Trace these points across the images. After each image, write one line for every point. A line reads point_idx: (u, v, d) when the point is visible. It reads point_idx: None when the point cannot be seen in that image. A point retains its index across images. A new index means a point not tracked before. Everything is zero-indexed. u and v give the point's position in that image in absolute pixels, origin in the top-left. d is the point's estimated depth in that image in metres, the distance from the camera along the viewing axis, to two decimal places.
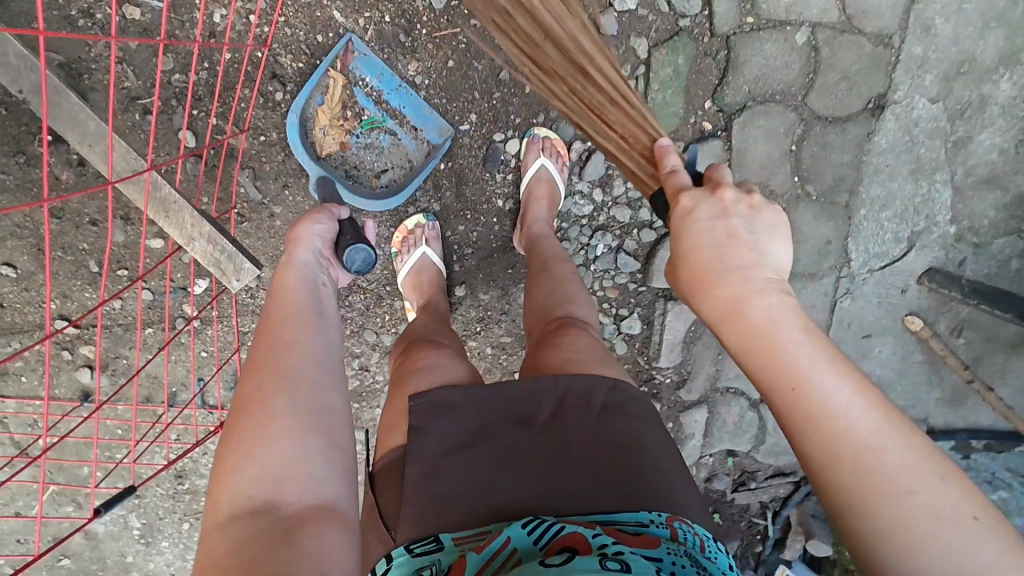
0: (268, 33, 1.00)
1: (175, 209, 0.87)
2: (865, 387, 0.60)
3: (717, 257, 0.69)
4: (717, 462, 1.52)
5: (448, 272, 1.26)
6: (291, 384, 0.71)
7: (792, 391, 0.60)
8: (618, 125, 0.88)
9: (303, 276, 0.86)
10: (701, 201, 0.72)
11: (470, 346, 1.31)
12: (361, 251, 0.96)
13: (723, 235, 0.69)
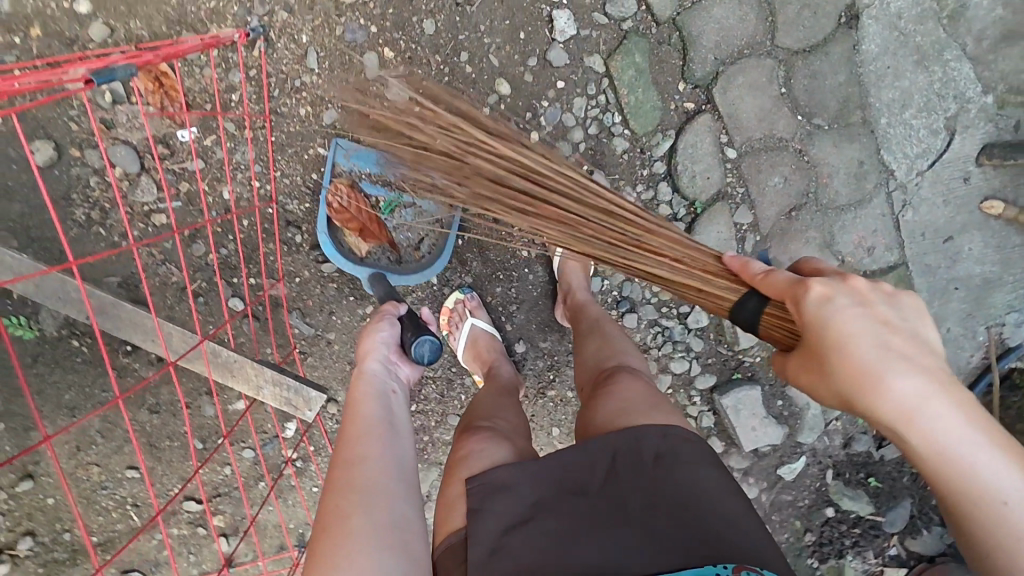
0: (274, 187, 1.09)
1: (239, 367, 0.95)
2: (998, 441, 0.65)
3: (879, 343, 0.68)
4: (847, 423, 1.41)
5: (503, 334, 1.28)
6: (366, 504, 0.73)
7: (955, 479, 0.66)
8: (667, 250, 0.89)
9: (374, 388, 0.89)
10: (836, 287, 0.71)
11: (551, 394, 1.32)
12: (427, 342, 0.95)
13: (880, 325, 0.69)
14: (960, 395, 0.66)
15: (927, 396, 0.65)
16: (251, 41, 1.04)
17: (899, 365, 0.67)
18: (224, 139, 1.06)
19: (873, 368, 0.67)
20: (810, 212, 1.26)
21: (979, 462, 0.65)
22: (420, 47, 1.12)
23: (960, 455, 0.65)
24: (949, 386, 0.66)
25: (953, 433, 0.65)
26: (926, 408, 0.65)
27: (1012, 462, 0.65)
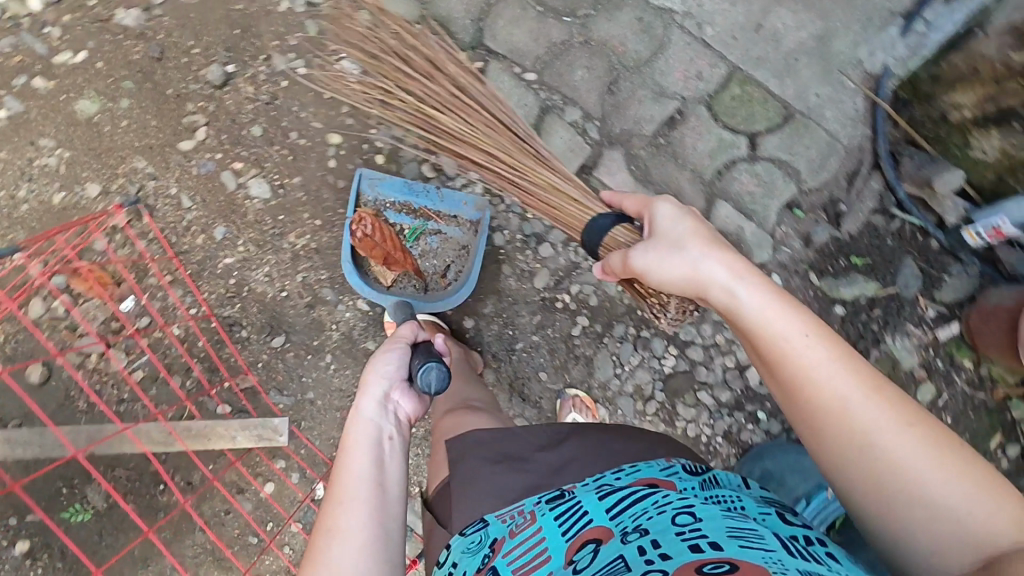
0: (207, 306, 1.33)
1: (208, 431, 1.29)
2: (807, 318, 0.79)
3: (703, 244, 0.90)
4: (793, 225, 1.44)
5: (447, 319, 1.43)
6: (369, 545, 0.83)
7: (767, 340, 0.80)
8: (554, 176, 1.20)
9: (367, 437, 0.91)
10: (681, 216, 0.96)
11: (520, 346, 1.44)
12: (433, 368, 1.01)
13: (706, 237, 0.91)
14: (771, 289, 0.82)
15: (736, 280, 0.84)
16: (135, 214, 1.32)
17: (715, 253, 0.88)
18: (153, 292, 1.31)
19: (694, 261, 0.89)
20: (626, 78, 1.39)
21: (792, 340, 0.77)
22: (258, 148, 1.37)
23: (766, 326, 0.80)
24: (752, 275, 0.84)
25: (763, 309, 0.81)
26: (740, 290, 0.83)
27: (828, 346, 0.76)
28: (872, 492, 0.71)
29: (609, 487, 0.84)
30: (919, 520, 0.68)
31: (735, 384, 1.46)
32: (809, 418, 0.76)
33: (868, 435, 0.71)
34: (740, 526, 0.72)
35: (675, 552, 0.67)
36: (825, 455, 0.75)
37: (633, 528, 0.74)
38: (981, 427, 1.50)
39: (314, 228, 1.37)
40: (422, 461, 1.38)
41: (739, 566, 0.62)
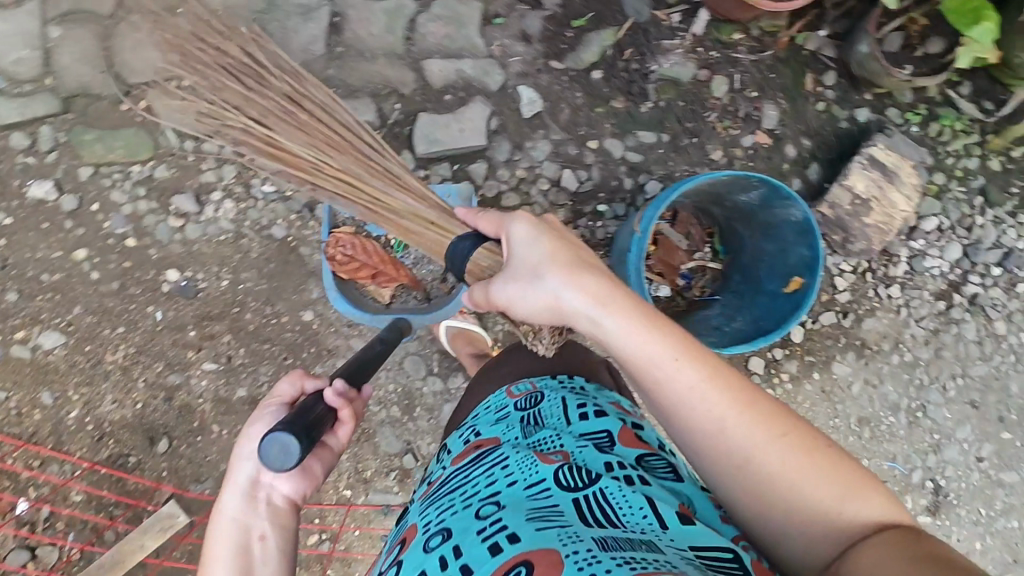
0: (85, 460, 1.36)
1: (116, 556, 1.29)
2: (678, 342, 0.78)
3: (570, 267, 0.83)
4: (504, 35, 1.41)
5: (289, 327, 1.41)
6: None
7: (637, 364, 0.79)
8: (405, 199, 1.06)
9: (227, 538, 0.81)
10: (540, 234, 0.87)
11: None
12: (279, 443, 0.75)
13: (571, 258, 0.84)
14: (638, 312, 0.80)
15: (600, 308, 0.80)
16: None
17: (574, 279, 0.81)
18: (35, 484, 1.34)
19: (553, 294, 0.82)
20: (269, 18, 1.34)
21: (662, 364, 0.78)
22: (26, 308, 1.36)
23: (639, 352, 0.78)
24: (611, 297, 0.80)
25: (625, 338, 0.79)
26: (606, 318, 0.80)
27: (699, 367, 0.77)
28: (752, 501, 0.74)
29: (433, 491, 0.81)
30: (783, 515, 0.72)
31: (562, 198, 1.42)
32: (691, 434, 0.77)
33: (746, 450, 0.74)
34: (543, 503, 0.68)
35: (477, 562, 0.63)
36: (707, 465, 0.77)
37: (436, 532, 0.70)
38: (787, 80, 1.43)
39: (123, 335, 1.38)
40: (356, 449, 1.41)
41: (536, 567, 0.59)
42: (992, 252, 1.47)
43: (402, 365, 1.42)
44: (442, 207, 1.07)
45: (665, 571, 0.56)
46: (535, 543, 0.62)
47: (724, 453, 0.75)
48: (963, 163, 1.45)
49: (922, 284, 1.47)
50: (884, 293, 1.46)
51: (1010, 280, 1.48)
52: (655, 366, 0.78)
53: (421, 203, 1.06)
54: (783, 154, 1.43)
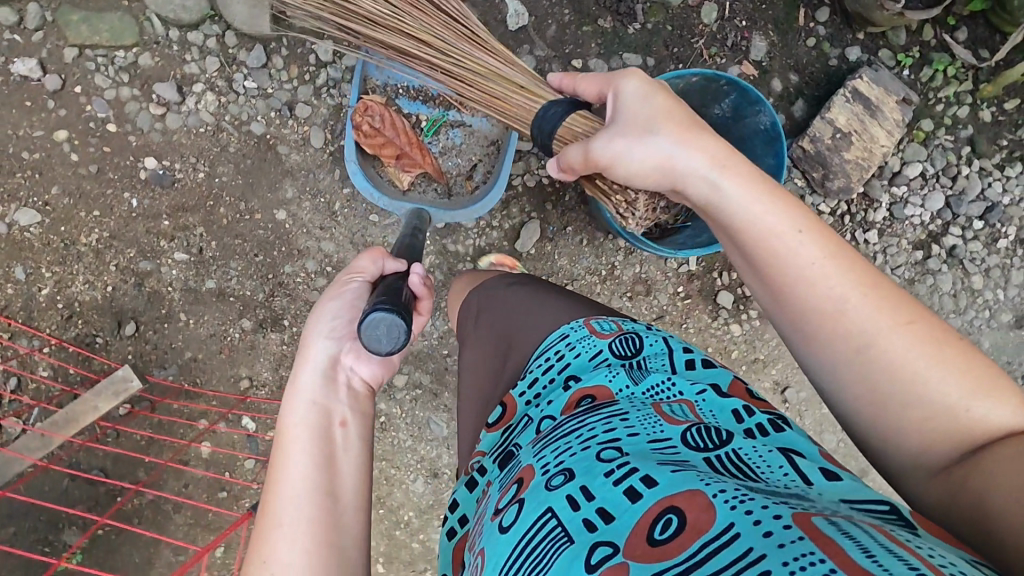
0: (54, 336, 1.38)
1: (71, 413, 1.31)
2: (800, 214, 0.72)
3: (681, 130, 0.82)
4: None
5: (261, 223, 1.41)
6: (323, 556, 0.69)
7: (742, 227, 0.73)
8: (482, 65, 1.10)
9: (306, 416, 0.76)
10: (652, 95, 0.87)
11: (339, 206, 1.42)
12: (379, 319, 0.73)
13: (686, 122, 0.83)
14: (756, 182, 0.75)
15: (718, 170, 0.77)
16: None
17: (691, 142, 0.80)
18: (4, 357, 1.38)
19: (664, 154, 0.82)
20: None
21: (778, 234, 0.71)
22: (5, 184, 1.38)
23: (756, 220, 0.72)
24: (731, 161, 0.77)
25: (734, 202, 0.75)
26: (723, 181, 0.76)
27: (818, 242, 0.69)
28: (863, 397, 0.66)
29: (544, 434, 0.75)
30: (902, 411, 0.63)
31: None
32: (798, 322, 0.70)
33: (864, 338, 0.65)
34: (671, 453, 0.64)
35: (617, 510, 0.59)
36: (815, 356, 0.69)
37: (557, 473, 0.66)
38: (780, 11, 1.37)
39: (99, 218, 1.40)
40: None
41: (685, 514, 0.55)
42: (976, 205, 1.43)
43: None
44: (523, 74, 1.10)
45: (823, 518, 0.52)
46: (678, 488, 0.57)
47: (837, 334, 0.67)
48: (952, 111, 1.41)
49: (902, 232, 1.44)
50: (861, 238, 1.43)
51: (991, 235, 1.44)
52: (770, 236, 0.71)
53: (499, 69, 1.10)
54: (770, 87, 1.39)
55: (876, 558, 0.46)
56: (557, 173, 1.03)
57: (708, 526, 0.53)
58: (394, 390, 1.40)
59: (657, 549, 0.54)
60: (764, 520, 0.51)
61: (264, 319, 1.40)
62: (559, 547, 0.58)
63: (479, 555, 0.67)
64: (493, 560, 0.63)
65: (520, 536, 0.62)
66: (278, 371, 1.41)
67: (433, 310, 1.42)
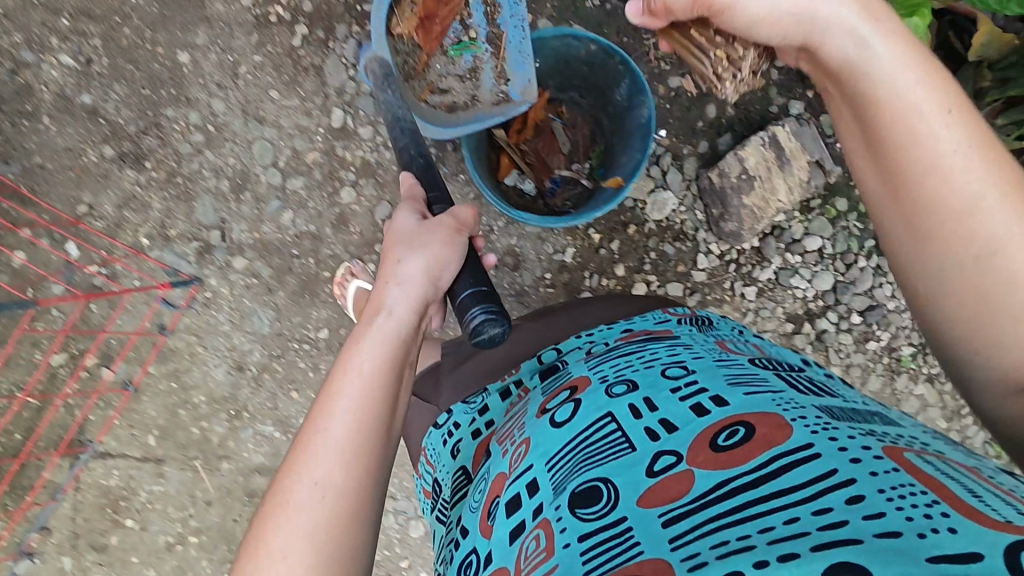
0: None
1: None
2: (951, 94, 0.59)
3: None
4: None
5: (160, 58, 1.33)
6: (337, 543, 0.60)
7: (876, 107, 0.61)
8: None
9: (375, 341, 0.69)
10: None
11: (244, 70, 1.35)
12: (489, 327, 0.76)
13: None
14: (913, 53, 0.61)
15: (869, 24, 0.62)
16: None
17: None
18: None
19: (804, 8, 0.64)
20: None
21: (919, 112, 0.59)
22: None
23: (903, 96, 0.59)
24: (883, 16, 0.63)
25: (882, 70, 0.61)
26: (874, 39, 0.61)
27: (966, 125, 0.58)
28: (966, 305, 0.59)
29: (601, 356, 0.85)
30: (1008, 323, 0.57)
31: None
32: (910, 221, 0.61)
33: (991, 240, 0.57)
34: (739, 373, 0.68)
35: (681, 422, 0.62)
36: (923, 256, 0.61)
37: (618, 383, 0.72)
38: None
39: None
40: (172, 203, 1.34)
41: (756, 428, 0.56)
42: (860, 299, 1.41)
43: (249, 146, 1.35)
44: None
45: (915, 456, 0.51)
46: (749, 409, 0.59)
47: (961, 236, 0.58)
48: None
49: (781, 299, 1.41)
50: (739, 289, 1.41)
51: (864, 333, 1.43)
52: (914, 115, 0.59)
53: None
54: (702, 111, 1.35)
55: (979, 496, 0.45)
56: (638, 16, 0.78)
57: (779, 438, 0.54)
58: (230, 271, 1.35)
59: (729, 453, 0.55)
60: (849, 446, 0.51)
61: (126, 153, 1.33)
62: (619, 450, 0.61)
63: (523, 443, 0.73)
64: (544, 446, 0.69)
65: (573, 429, 0.68)
66: (120, 211, 1.33)
67: (297, 206, 1.35)
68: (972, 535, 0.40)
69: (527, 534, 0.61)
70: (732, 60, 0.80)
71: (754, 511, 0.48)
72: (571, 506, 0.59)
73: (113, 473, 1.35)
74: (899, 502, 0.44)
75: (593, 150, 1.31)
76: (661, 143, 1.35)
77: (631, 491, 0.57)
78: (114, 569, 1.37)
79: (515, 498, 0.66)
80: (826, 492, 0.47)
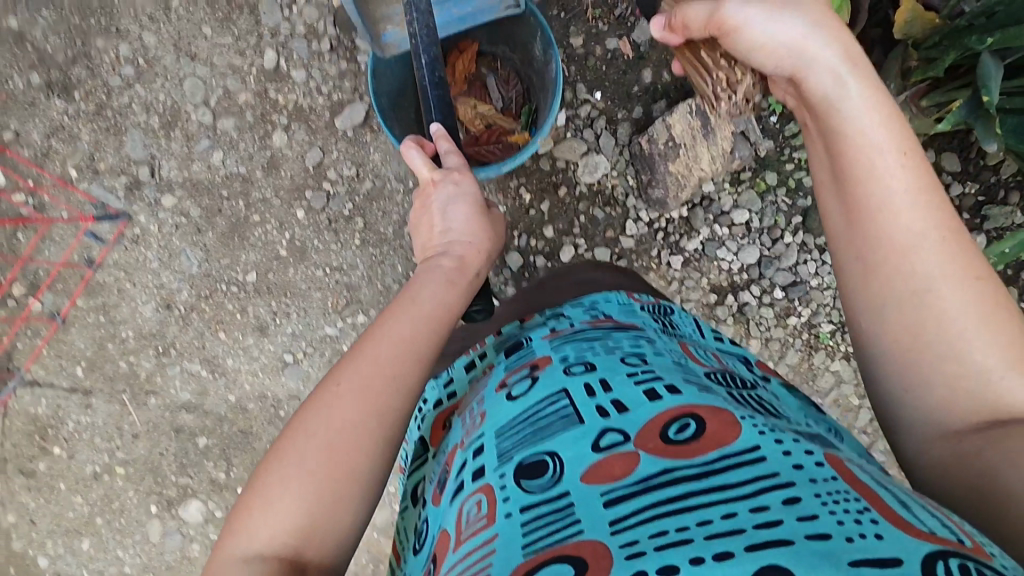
0: None
1: None
2: (904, 138, 0.60)
3: (808, 19, 0.65)
4: None
5: None
6: (356, 467, 0.64)
7: (839, 141, 0.61)
8: None
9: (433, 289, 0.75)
10: None
11: (177, 4, 1.32)
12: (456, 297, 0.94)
13: (820, 9, 0.65)
14: (884, 102, 0.61)
15: (849, 67, 0.62)
16: None
17: (827, 32, 0.64)
18: None
19: (798, 42, 0.65)
20: None
21: (878, 154, 0.59)
22: None
23: (862, 136, 0.60)
24: (864, 62, 0.63)
25: (850, 108, 0.61)
26: (851, 81, 0.62)
27: (917, 175, 0.59)
28: (899, 342, 0.57)
29: (565, 335, 0.81)
30: (930, 367, 0.56)
31: None
32: (861, 253, 0.60)
33: (927, 278, 0.57)
34: (693, 377, 0.68)
35: (631, 403, 0.62)
36: (863, 287, 0.60)
37: (578, 363, 0.72)
38: None
39: None
40: (101, 136, 1.33)
41: (709, 422, 0.56)
42: (784, 274, 1.44)
43: (180, 83, 1.33)
44: None
45: (859, 469, 0.51)
46: (705, 404, 0.59)
47: (901, 277, 0.58)
48: (799, 175, 1.40)
49: (706, 270, 1.44)
50: (665, 259, 1.43)
51: (785, 309, 1.45)
52: (870, 153, 0.59)
53: None
54: (639, 75, 1.36)
55: (908, 506, 0.45)
56: (659, 32, 0.83)
57: (730, 439, 0.53)
58: (159, 208, 1.35)
59: (675, 447, 0.55)
60: (796, 454, 0.51)
61: (54, 82, 1.32)
62: (568, 425, 0.62)
63: (479, 414, 0.74)
64: (495, 418, 0.70)
65: (527, 405, 0.69)
66: (48, 143, 1.33)
67: (227, 147, 1.34)
68: (893, 546, 0.40)
69: (469, 496, 0.63)
70: (730, 82, 0.83)
71: (692, 503, 0.48)
72: (517, 477, 0.60)
73: (41, 401, 1.39)
74: (833, 507, 0.44)
75: (525, 107, 1.32)
76: (597, 105, 1.38)
77: (575, 465, 0.58)
78: (42, 494, 1.42)
79: (464, 466, 0.68)
80: (766, 492, 0.47)
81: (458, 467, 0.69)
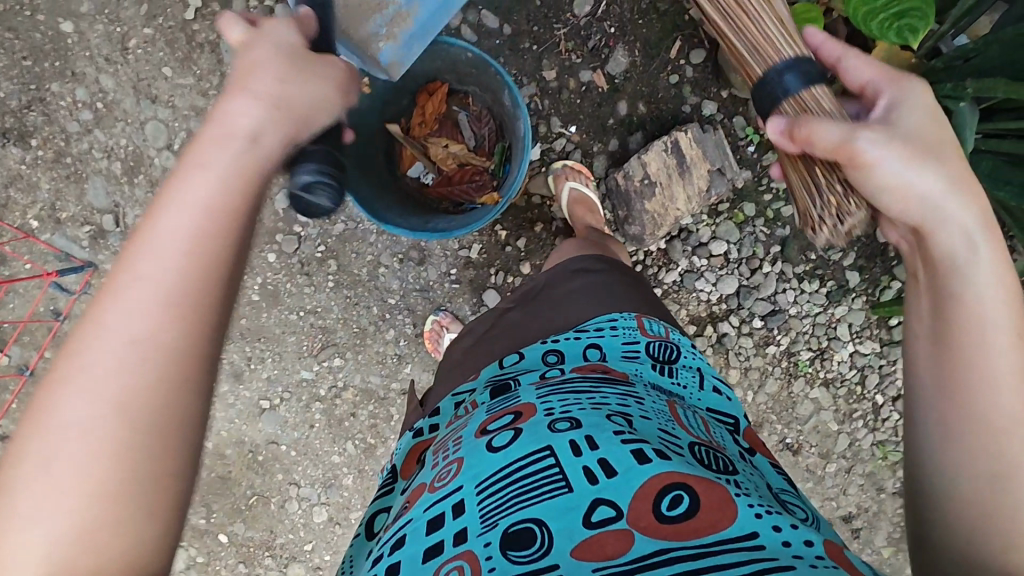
0: None
1: None
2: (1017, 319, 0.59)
3: (950, 175, 0.61)
4: None
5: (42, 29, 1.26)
6: (117, 486, 0.46)
7: (955, 303, 0.60)
8: None
9: (190, 207, 0.52)
10: (929, 111, 0.65)
11: (133, 44, 1.27)
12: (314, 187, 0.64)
13: (960, 164, 0.62)
14: (1009, 280, 0.60)
15: (985, 235, 0.60)
16: None
17: (965, 193, 0.61)
18: None
19: (934, 196, 0.60)
20: None
21: (991, 328, 0.58)
22: None
23: (983, 308, 0.59)
24: (996, 232, 0.61)
25: (976, 279, 0.59)
26: (984, 251, 0.59)
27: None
28: (968, 517, 0.57)
29: (553, 383, 0.79)
30: (993, 547, 0.55)
31: None
32: (947, 416, 0.59)
33: (1012, 461, 0.56)
34: (675, 444, 0.67)
35: (620, 465, 0.60)
36: (944, 451, 0.59)
37: (562, 418, 0.68)
38: (653, 34, 1.30)
39: None
40: (61, 184, 1.29)
41: (701, 499, 0.55)
42: (763, 304, 1.43)
43: (141, 127, 1.29)
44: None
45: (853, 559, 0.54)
46: (693, 474, 0.58)
47: (985, 452, 0.57)
48: (777, 206, 1.38)
49: (684, 302, 1.44)
50: None
51: (764, 338, 1.45)
52: (983, 325, 0.58)
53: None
54: (614, 108, 1.33)
55: None
56: (777, 136, 0.68)
57: (723, 524, 0.53)
58: None
59: (666, 525, 0.55)
60: (791, 541, 0.52)
61: (10, 130, 1.28)
62: (555, 490, 0.60)
63: (454, 462, 0.69)
64: (474, 469, 0.66)
65: (509, 460, 0.65)
66: (8, 193, 1.30)
67: None
68: None
69: (446, 560, 0.58)
70: (839, 210, 0.71)
71: None
72: (502, 545, 0.57)
73: None
74: None
75: (498, 145, 1.29)
76: (572, 139, 1.35)
77: (563, 538, 0.56)
78: None
79: (436, 518, 0.63)
80: (760, 572, 0.48)
81: (423, 513, 0.65)
